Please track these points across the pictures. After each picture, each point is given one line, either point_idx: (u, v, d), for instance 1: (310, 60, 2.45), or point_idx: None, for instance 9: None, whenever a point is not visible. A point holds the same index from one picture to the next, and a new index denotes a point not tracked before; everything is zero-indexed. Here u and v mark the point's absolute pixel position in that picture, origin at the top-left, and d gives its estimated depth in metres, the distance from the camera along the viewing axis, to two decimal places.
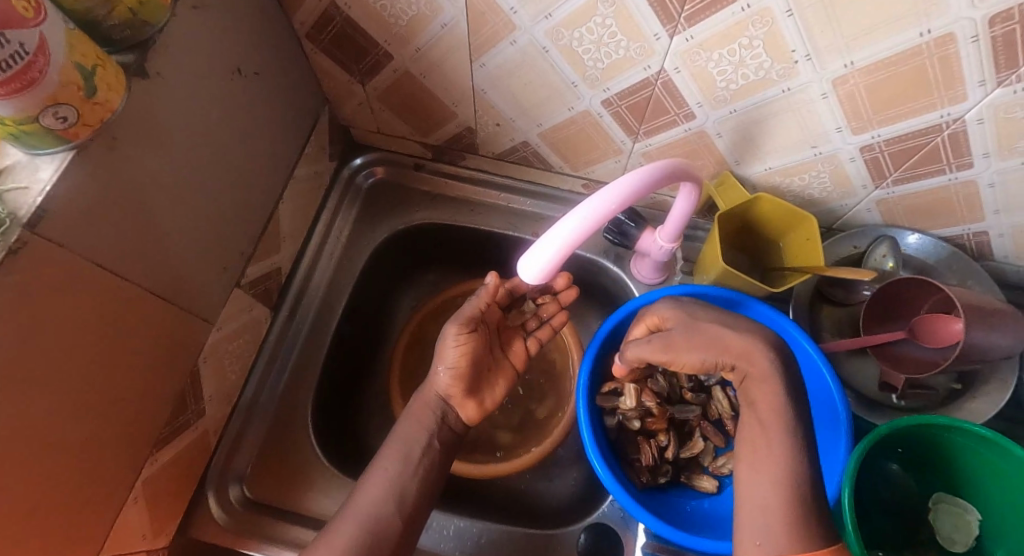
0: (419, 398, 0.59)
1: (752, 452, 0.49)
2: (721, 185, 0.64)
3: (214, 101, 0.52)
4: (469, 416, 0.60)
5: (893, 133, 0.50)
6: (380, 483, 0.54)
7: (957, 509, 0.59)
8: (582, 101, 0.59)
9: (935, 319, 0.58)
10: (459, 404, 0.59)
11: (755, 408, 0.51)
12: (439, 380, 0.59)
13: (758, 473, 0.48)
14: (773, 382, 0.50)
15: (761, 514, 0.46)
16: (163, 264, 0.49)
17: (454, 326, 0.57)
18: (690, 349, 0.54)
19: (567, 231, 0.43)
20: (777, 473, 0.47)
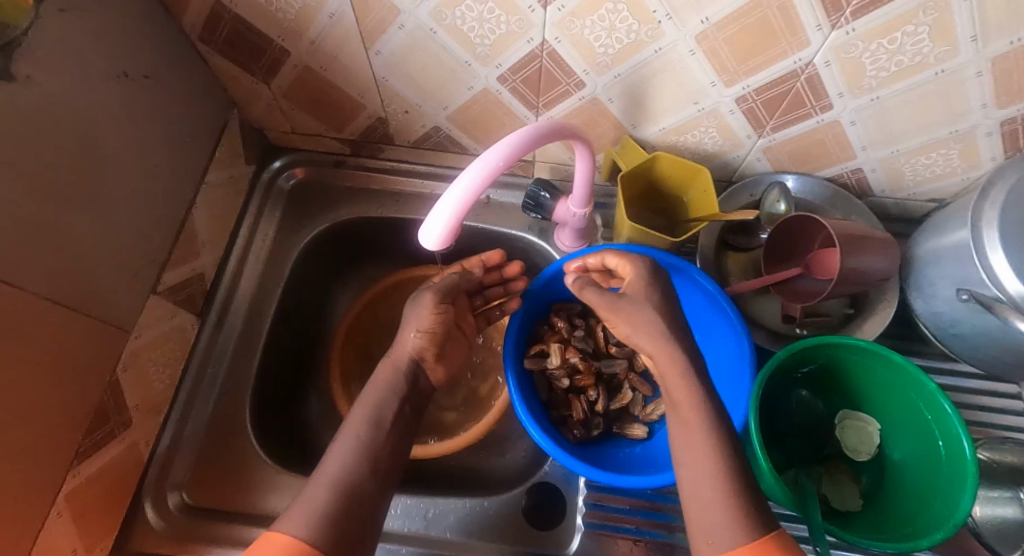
0: (394, 361, 0.60)
1: (686, 442, 0.47)
2: (622, 149, 0.68)
3: (100, 107, 0.52)
4: (438, 379, 0.64)
5: (758, 82, 0.55)
6: (355, 443, 0.51)
7: (860, 423, 0.64)
8: (478, 80, 0.62)
9: (824, 253, 0.63)
10: (431, 368, 0.62)
11: (677, 405, 0.49)
12: (409, 342, 0.61)
13: (704, 468, 0.45)
14: (689, 375, 0.49)
15: (707, 510, 0.44)
16: (64, 273, 0.49)
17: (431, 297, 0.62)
18: (633, 323, 0.52)
19: (469, 178, 0.45)
20: (710, 470, 0.45)
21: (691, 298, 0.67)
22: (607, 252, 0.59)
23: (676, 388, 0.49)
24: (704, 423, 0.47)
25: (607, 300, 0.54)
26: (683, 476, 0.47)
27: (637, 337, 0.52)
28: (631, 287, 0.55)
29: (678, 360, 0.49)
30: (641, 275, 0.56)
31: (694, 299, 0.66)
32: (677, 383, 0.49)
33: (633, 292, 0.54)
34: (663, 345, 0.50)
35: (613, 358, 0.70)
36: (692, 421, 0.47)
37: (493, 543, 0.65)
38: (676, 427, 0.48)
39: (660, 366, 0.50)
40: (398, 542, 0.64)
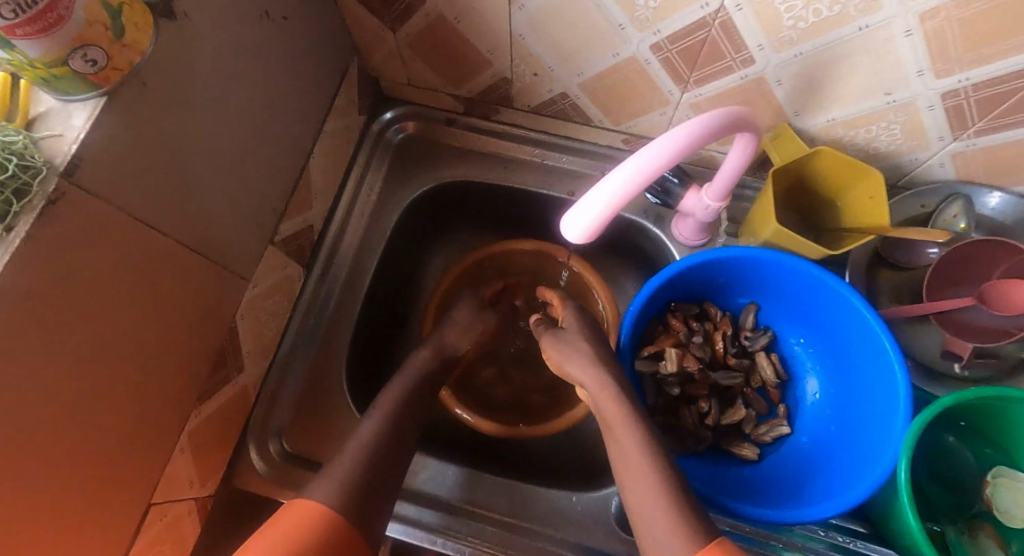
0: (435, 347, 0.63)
1: (622, 458, 0.49)
2: (777, 138, 0.59)
3: (241, 46, 0.49)
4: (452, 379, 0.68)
5: (983, 76, 0.45)
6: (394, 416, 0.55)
7: (1018, 485, 0.56)
8: (628, 46, 0.55)
9: (1004, 285, 0.54)
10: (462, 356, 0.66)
11: (608, 422, 0.52)
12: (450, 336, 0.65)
13: (645, 483, 0.46)
14: (621, 398, 0.52)
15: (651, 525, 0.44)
16: (200, 218, 0.48)
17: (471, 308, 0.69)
18: (566, 354, 0.58)
19: (625, 177, 0.40)
20: (651, 482, 0.46)
21: (834, 318, 0.60)
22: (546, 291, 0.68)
23: (602, 403, 0.53)
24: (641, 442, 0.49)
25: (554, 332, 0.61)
26: (627, 490, 0.48)
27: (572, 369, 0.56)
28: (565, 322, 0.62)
29: (606, 386, 0.53)
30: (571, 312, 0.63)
31: (839, 319, 0.59)
32: (600, 394, 0.53)
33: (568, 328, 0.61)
34: (593, 376, 0.54)
35: (730, 370, 0.64)
36: (625, 443, 0.49)
37: (576, 540, 0.62)
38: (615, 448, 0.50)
39: (594, 391, 0.54)
40: (415, 501, 0.64)
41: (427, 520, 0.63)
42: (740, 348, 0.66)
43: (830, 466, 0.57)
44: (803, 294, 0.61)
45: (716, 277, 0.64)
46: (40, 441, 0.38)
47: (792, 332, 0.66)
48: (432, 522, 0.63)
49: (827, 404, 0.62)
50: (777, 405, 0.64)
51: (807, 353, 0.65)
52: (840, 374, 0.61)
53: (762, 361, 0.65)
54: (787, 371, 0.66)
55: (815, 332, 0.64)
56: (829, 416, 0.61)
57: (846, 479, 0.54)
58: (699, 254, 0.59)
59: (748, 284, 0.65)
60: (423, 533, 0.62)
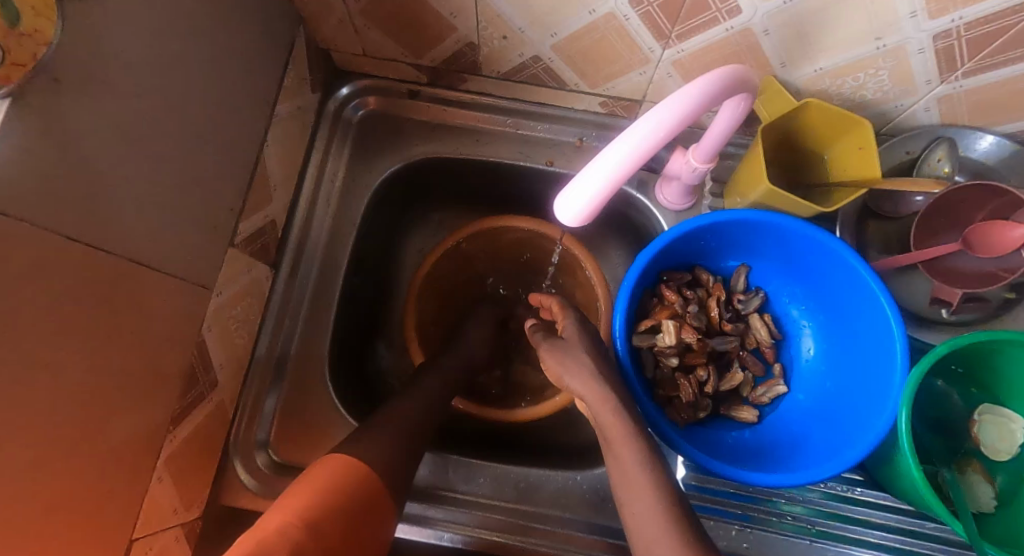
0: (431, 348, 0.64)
1: (620, 473, 0.47)
2: (763, 93, 0.56)
3: (169, 25, 0.43)
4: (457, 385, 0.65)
5: (977, 14, 0.43)
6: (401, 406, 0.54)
7: (1002, 420, 0.58)
8: (605, 2, 0.51)
9: (988, 228, 0.54)
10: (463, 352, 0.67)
11: (610, 440, 0.48)
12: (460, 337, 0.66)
13: (646, 502, 0.44)
14: (621, 411, 0.49)
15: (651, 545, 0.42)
16: (148, 229, 0.43)
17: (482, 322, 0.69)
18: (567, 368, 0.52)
19: (630, 147, 0.38)
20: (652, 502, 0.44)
21: (827, 275, 0.59)
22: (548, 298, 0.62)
23: (601, 416, 0.49)
24: (644, 456, 0.46)
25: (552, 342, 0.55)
26: (627, 512, 0.45)
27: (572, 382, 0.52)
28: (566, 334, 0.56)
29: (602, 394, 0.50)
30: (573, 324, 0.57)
31: (832, 276, 0.58)
32: (605, 417, 0.49)
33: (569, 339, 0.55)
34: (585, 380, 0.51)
35: (725, 335, 0.63)
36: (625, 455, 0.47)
37: (585, 519, 0.61)
38: (615, 464, 0.48)
39: (595, 406, 0.50)
40: (422, 499, 0.62)
41: (437, 516, 0.61)
42: (733, 311, 0.65)
43: (829, 423, 0.58)
44: (794, 254, 0.60)
45: (707, 242, 0.62)
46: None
47: (783, 292, 0.65)
48: (440, 516, 0.61)
49: (822, 361, 0.62)
50: (773, 365, 0.64)
51: (799, 311, 0.65)
52: (834, 330, 0.61)
53: (756, 323, 0.64)
54: (780, 330, 0.66)
55: (807, 289, 0.63)
56: (824, 372, 0.62)
57: (848, 435, 0.55)
58: (688, 221, 0.57)
59: (738, 247, 0.63)
60: (432, 530, 0.61)
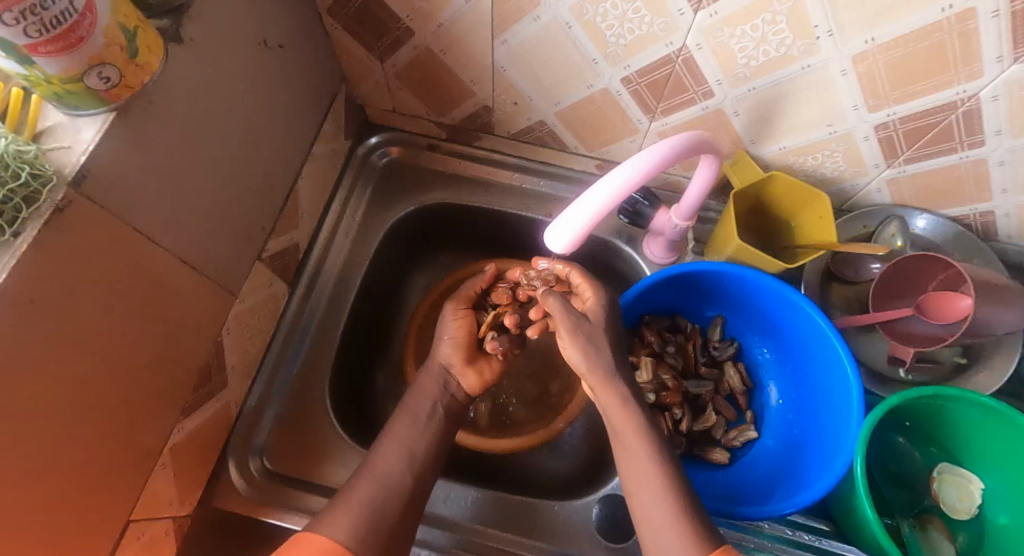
0: (431, 371, 0.63)
1: (630, 464, 0.53)
2: (735, 163, 0.65)
3: (241, 70, 0.52)
4: (470, 386, 0.64)
5: (909, 110, 0.51)
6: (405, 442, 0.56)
7: (961, 480, 0.61)
8: (601, 79, 0.60)
9: (941, 296, 0.60)
10: (459, 372, 0.63)
11: (620, 434, 0.54)
12: (441, 350, 0.65)
13: (651, 492, 0.51)
14: (633, 407, 0.55)
15: (655, 531, 0.49)
16: (193, 233, 0.49)
17: (453, 304, 0.67)
18: (585, 348, 0.57)
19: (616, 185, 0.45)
20: (660, 493, 0.50)
21: (792, 327, 0.64)
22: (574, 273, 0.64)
23: (615, 414, 0.55)
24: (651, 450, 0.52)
25: (573, 321, 0.57)
26: (636, 499, 0.52)
27: (585, 366, 0.57)
28: (589, 314, 0.60)
29: (616, 390, 0.55)
30: (598, 306, 0.61)
31: (798, 329, 0.64)
32: (617, 410, 0.55)
33: (591, 320, 0.59)
34: (601, 370, 0.56)
35: (700, 379, 0.68)
36: (637, 449, 0.53)
37: (560, 550, 0.64)
38: (622, 451, 0.54)
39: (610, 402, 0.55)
40: (439, 526, 0.64)
41: (438, 541, 0.63)
42: (709, 358, 0.70)
43: (793, 467, 0.62)
44: (764, 308, 0.66)
45: (686, 292, 0.69)
46: (29, 449, 0.38)
47: (756, 343, 0.71)
48: (441, 542, 0.63)
49: (791, 409, 0.67)
50: (745, 411, 0.68)
51: (770, 362, 0.70)
52: (801, 380, 0.66)
53: (730, 370, 0.69)
54: (753, 379, 0.71)
55: (777, 341, 0.68)
56: (793, 419, 0.66)
57: (811, 475, 0.58)
58: (667, 269, 0.64)
59: (715, 298, 0.69)
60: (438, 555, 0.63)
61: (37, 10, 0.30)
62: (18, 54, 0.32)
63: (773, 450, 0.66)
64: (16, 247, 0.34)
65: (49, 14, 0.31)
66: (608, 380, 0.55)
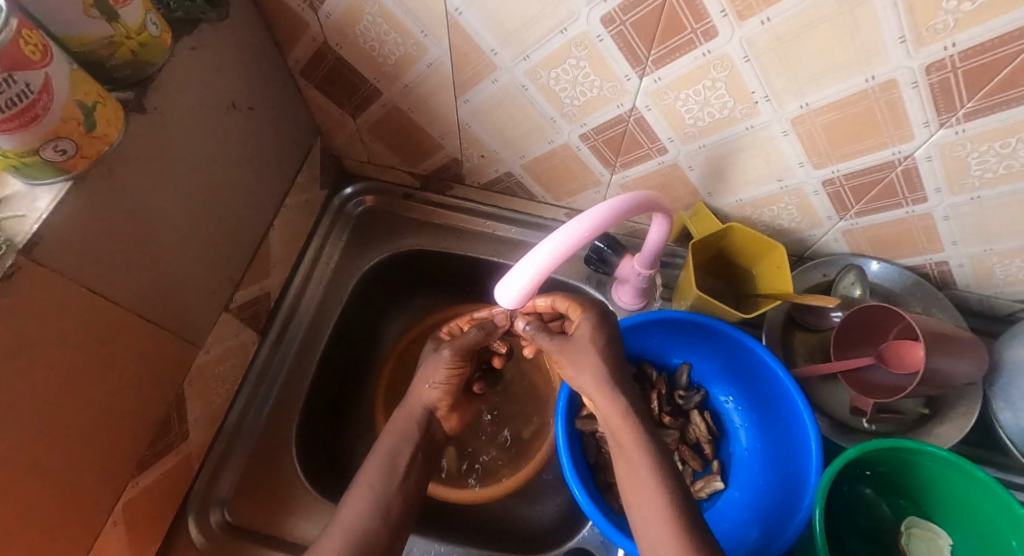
0: (409, 410, 0.63)
1: (631, 478, 0.53)
2: (695, 215, 0.66)
3: (208, 134, 0.54)
4: (451, 427, 0.67)
5: (851, 168, 0.53)
6: (367, 495, 0.57)
7: (931, 535, 0.61)
8: (560, 135, 0.62)
9: (900, 344, 0.61)
10: (444, 418, 0.65)
11: (623, 445, 0.54)
12: (427, 394, 0.63)
13: (650, 507, 0.50)
14: (630, 417, 0.54)
15: (657, 543, 0.49)
16: (153, 290, 0.50)
17: (448, 350, 0.62)
18: (579, 366, 0.56)
19: (559, 239, 0.45)
20: (659, 503, 0.50)
21: (757, 378, 0.65)
22: (555, 297, 0.62)
23: (617, 428, 0.55)
24: (646, 460, 0.52)
25: (558, 344, 0.58)
26: (637, 513, 0.52)
27: (584, 380, 0.56)
28: (579, 331, 0.58)
29: (616, 401, 0.55)
30: (589, 320, 0.58)
31: (761, 378, 0.64)
32: (617, 420, 0.55)
33: (581, 336, 0.58)
34: (596, 381, 0.56)
35: (665, 428, 0.67)
36: (636, 460, 0.53)
37: None
38: (626, 462, 0.54)
39: (611, 415, 0.55)
40: None
41: None
42: (675, 406, 0.70)
43: (760, 520, 0.61)
44: (728, 356, 0.67)
45: (652, 339, 0.70)
46: None
47: (722, 390, 0.71)
48: None
49: (757, 458, 0.67)
50: (712, 461, 0.67)
51: (737, 410, 0.70)
52: (767, 429, 0.66)
53: (696, 418, 0.68)
54: (720, 427, 0.70)
55: (742, 389, 0.69)
56: (760, 469, 0.66)
57: (778, 529, 0.57)
58: (631, 317, 0.65)
59: (681, 345, 0.70)
60: None
61: None
62: None
63: (739, 502, 0.65)
64: None
65: (5, 94, 0.32)
66: (606, 391, 0.55)
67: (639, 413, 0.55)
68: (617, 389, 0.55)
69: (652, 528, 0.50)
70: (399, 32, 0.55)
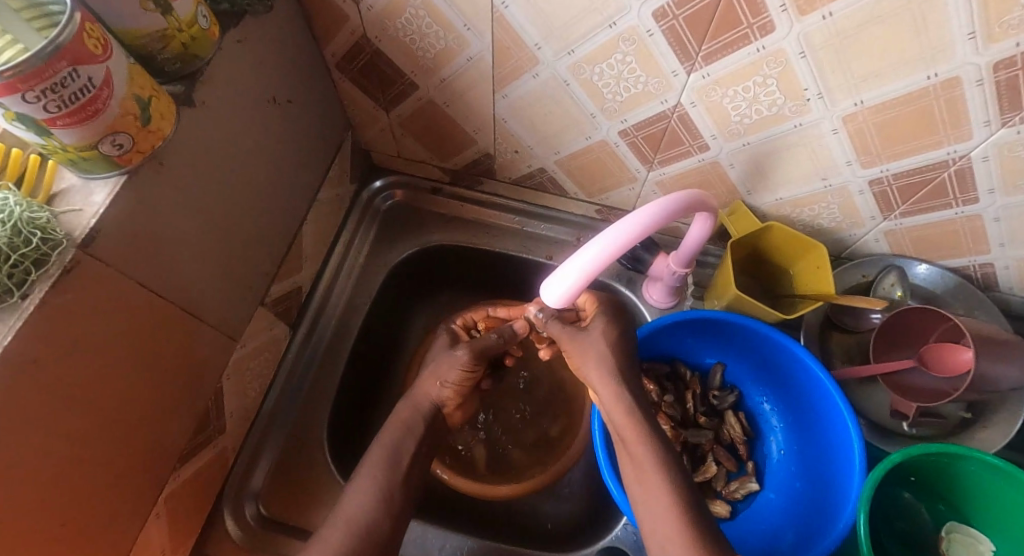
0: (415, 402, 0.62)
1: (636, 474, 0.52)
2: (733, 214, 0.65)
3: (249, 128, 0.54)
4: (454, 421, 0.67)
5: (901, 167, 0.52)
6: (374, 487, 0.56)
7: (971, 540, 0.60)
8: (598, 131, 0.61)
9: (944, 348, 0.59)
10: (449, 413, 0.65)
11: (626, 441, 0.53)
12: (435, 389, 0.63)
13: (656, 505, 0.49)
14: (638, 413, 0.53)
15: (663, 538, 0.48)
16: (196, 284, 0.50)
17: (466, 354, 0.62)
18: (587, 359, 0.56)
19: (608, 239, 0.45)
20: (665, 500, 0.49)
21: (794, 380, 0.64)
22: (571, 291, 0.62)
23: (622, 424, 0.53)
24: (656, 457, 0.51)
25: (571, 335, 0.58)
26: (641, 508, 0.51)
27: (592, 374, 0.55)
28: (591, 324, 0.58)
29: (623, 396, 0.54)
30: (603, 316, 0.58)
31: (799, 380, 0.63)
32: (622, 415, 0.53)
33: (593, 331, 0.57)
34: (605, 375, 0.55)
35: (700, 428, 0.67)
36: (642, 456, 0.52)
37: None
38: (629, 458, 0.53)
39: (616, 410, 0.54)
40: None
41: None
42: (709, 406, 0.70)
43: (797, 522, 0.61)
44: (764, 357, 0.66)
45: (686, 339, 0.69)
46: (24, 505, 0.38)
47: (757, 391, 0.70)
48: None
49: (793, 461, 0.66)
50: (746, 462, 0.67)
51: (773, 411, 0.69)
52: (804, 431, 0.65)
53: (730, 419, 0.68)
54: (755, 428, 0.70)
55: (778, 390, 0.68)
56: (796, 472, 0.65)
57: (817, 533, 0.57)
58: (667, 316, 0.64)
59: (716, 345, 0.69)
60: None
61: (57, 88, 0.32)
62: (36, 126, 0.33)
63: (774, 504, 0.65)
64: (23, 308, 0.35)
65: (69, 88, 0.32)
66: (613, 385, 0.54)
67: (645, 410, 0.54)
68: (626, 385, 0.54)
69: (658, 524, 0.49)
70: (441, 26, 0.54)
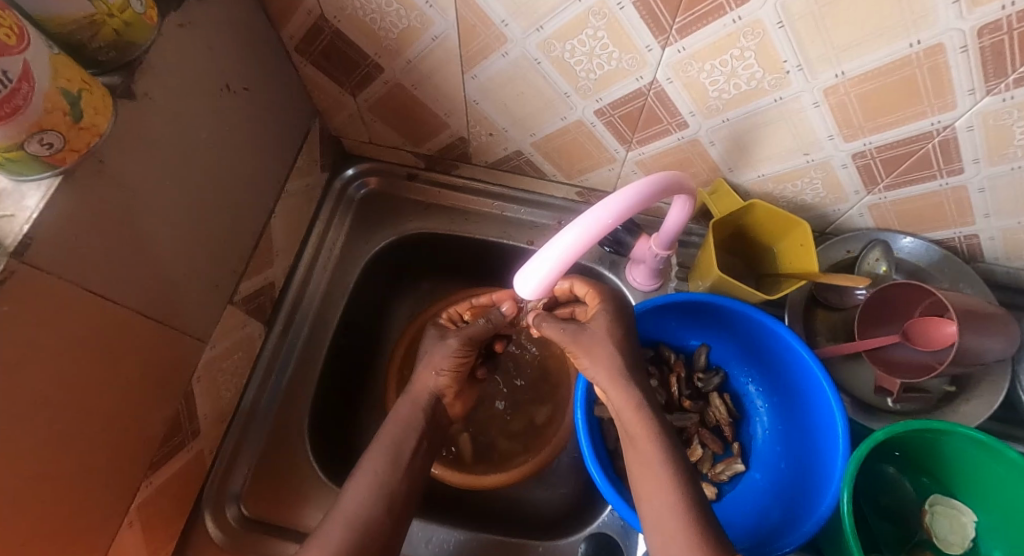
0: (414, 396, 0.61)
1: (641, 468, 0.51)
2: (715, 192, 0.64)
3: (201, 119, 0.51)
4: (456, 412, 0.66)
5: (884, 140, 0.51)
6: (375, 482, 0.54)
7: (953, 512, 0.60)
8: (574, 111, 0.59)
9: (928, 321, 0.58)
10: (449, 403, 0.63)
11: (635, 438, 0.52)
12: (429, 381, 0.61)
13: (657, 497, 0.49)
14: (644, 411, 0.52)
15: (667, 537, 0.47)
16: (154, 286, 0.48)
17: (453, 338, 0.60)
18: (593, 358, 0.53)
19: (588, 220, 0.43)
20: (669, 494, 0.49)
21: (778, 360, 0.63)
22: (575, 281, 0.60)
23: (630, 421, 0.52)
24: (659, 448, 0.50)
25: (573, 333, 0.55)
26: (646, 504, 0.50)
27: (597, 373, 0.53)
28: (595, 321, 0.55)
29: (629, 395, 0.52)
30: (606, 313, 0.56)
31: (782, 359, 0.62)
32: (630, 414, 0.52)
33: (597, 327, 0.55)
34: (612, 373, 0.53)
35: (684, 412, 0.66)
36: (644, 452, 0.51)
37: None
38: (636, 456, 0.52)
39: (624, 409, 0.52)
40: None
41: None
42: (694, 389, 0.69)
43: (783, 500, 0.60)
44: (747, 338, 0.65)
45: (668, 322, 0.68)
46: None
47: (742, 371, 0.70)
48: None
49: (779, 441, 0.66)
50: (732, 443, 0.66)
51: (758, 393, 0.69)
52: (788, 411, 0.65)
53: (715, 401, 0.67)
54: (740, 409, 0.69)
55: (762, 371, 0.67)
56: (781, 452, 0.65)
57: (801, 512, 0.56)
58: (651, 299, 0.62)
59: (699, 327, 0.68)
60: None
61: None
62: None
63: (760, 484, 0.64)
64: None
65: None
66: (619, 385, 0.52)
67: (652, 407, 0.52)
68: (629, 381, 0.53)
69: (663, 521, 0.48)
70: (402, 4, 0.51)
